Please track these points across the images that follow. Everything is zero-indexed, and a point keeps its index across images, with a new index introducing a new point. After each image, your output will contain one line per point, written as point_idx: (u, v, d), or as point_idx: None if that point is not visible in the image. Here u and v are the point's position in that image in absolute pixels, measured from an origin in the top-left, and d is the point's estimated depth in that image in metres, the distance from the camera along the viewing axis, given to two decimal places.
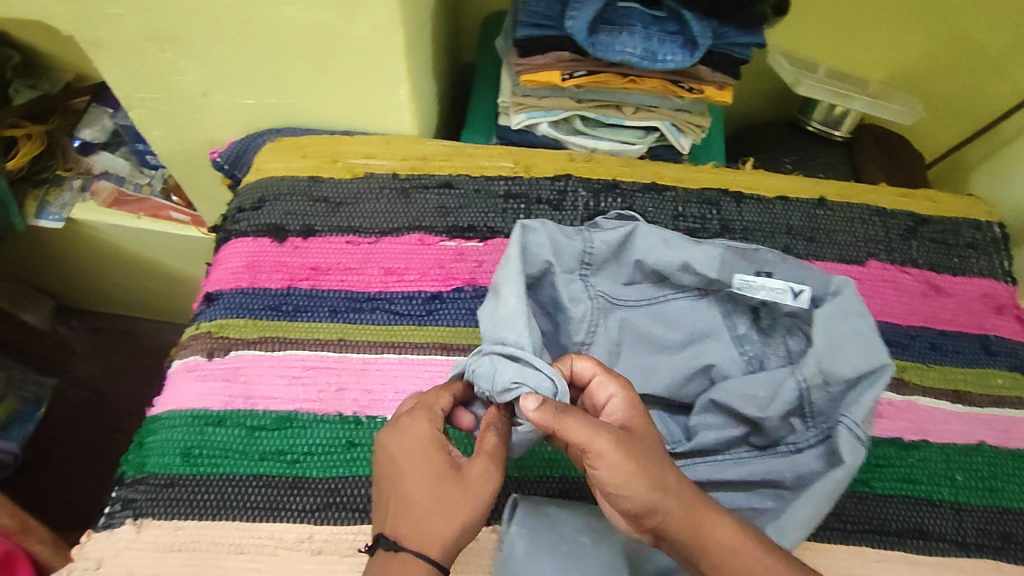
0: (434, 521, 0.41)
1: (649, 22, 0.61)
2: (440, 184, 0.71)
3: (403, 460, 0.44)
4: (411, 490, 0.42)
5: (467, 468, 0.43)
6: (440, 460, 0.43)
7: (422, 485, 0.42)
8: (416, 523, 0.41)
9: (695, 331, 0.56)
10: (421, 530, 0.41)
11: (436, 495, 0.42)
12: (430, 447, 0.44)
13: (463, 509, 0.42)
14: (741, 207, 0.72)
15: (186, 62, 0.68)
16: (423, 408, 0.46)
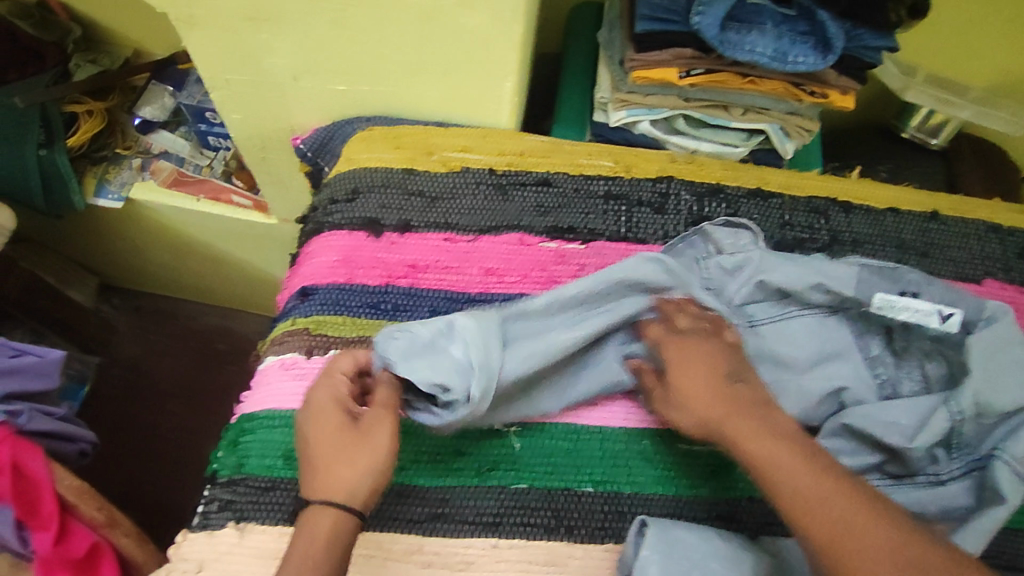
0: (342, 470, 0.46)
1: (780, 20, 0.58)
2: (538, 181, 0.67)
3: (317, 424, 0.49)
4: (321, 447, 0.48)
5: (363, 420, 0.48)
6: (339, 417, 0.49)
7: (324, 441, 0.48)
8: (322, 476, 0.46)
9: (826, 351, 0.55)
10: (329, 479, 0.46)
11: (339, 455, 0.47)
12: (325, 407, 0.49)
13: (369, 459, 0.47)
14: (850, 217, 0.68)
15: (280, 44, 0.64)
16: (325, 375, 0.51)
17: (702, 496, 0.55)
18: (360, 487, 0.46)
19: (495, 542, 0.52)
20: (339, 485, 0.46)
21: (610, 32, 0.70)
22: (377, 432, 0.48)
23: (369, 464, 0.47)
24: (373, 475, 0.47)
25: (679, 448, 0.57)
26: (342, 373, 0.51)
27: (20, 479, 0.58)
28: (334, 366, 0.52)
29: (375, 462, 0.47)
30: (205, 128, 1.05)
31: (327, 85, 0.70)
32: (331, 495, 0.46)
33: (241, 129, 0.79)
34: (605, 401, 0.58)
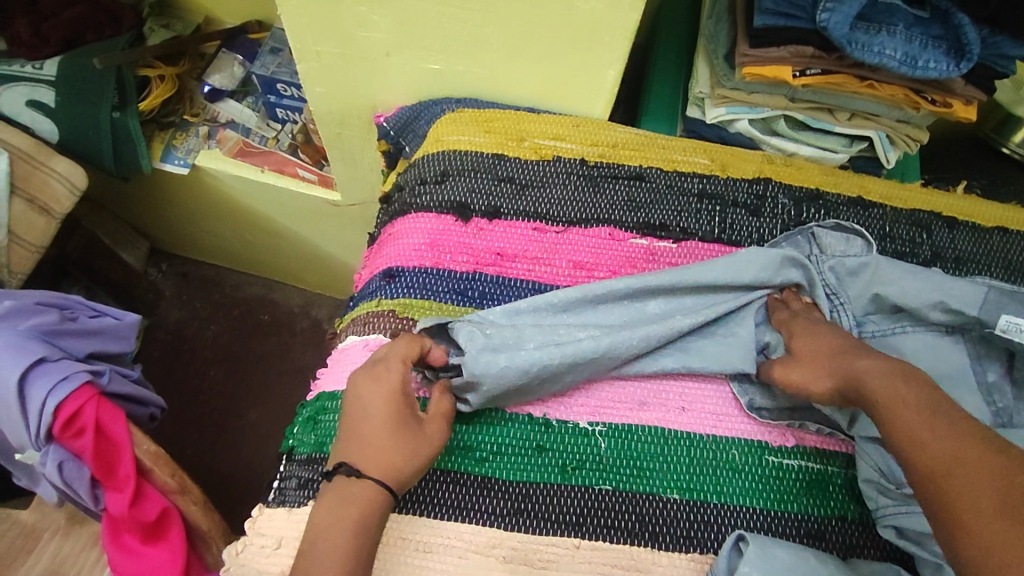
0: (390, 454, 0.48)
1: (912, 22, 0.55)
2: (631, 175, 0.65)
3: (371, 406, 0.50)
4: (373, 430, 0.49)
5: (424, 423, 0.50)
6: (398, 409, 0.50)
7: (380, 427, 0.49)
8: (368, 453, 0.48)
9: (935, 370, 0.54)
10: (381, 459, 0.48)
11: (394, 441, 0.49)
12: (386, 394, 0.50)
13: (417, 449, 0.49)
14: (955, 233, 0.64)
15: (380, 17, 0.63)
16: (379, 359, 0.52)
17: (794, 512, 0.52)
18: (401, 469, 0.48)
19: (578, 543, 0.50)
20: (379, 461, 0.48)
21: (716, 25, 0.68)
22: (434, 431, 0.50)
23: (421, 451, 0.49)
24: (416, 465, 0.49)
25: (769, 461, 0.54)
26: (397, 363, 0.51)
27: (104, 438, 0.59)
28: (399, 353, 0.52)
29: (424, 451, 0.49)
30: (274, 99, 1.04)
31: (420, 63, 0.68)
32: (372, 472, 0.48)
33: (322, 103, 0.77)
34: (694, 405, 0.56)
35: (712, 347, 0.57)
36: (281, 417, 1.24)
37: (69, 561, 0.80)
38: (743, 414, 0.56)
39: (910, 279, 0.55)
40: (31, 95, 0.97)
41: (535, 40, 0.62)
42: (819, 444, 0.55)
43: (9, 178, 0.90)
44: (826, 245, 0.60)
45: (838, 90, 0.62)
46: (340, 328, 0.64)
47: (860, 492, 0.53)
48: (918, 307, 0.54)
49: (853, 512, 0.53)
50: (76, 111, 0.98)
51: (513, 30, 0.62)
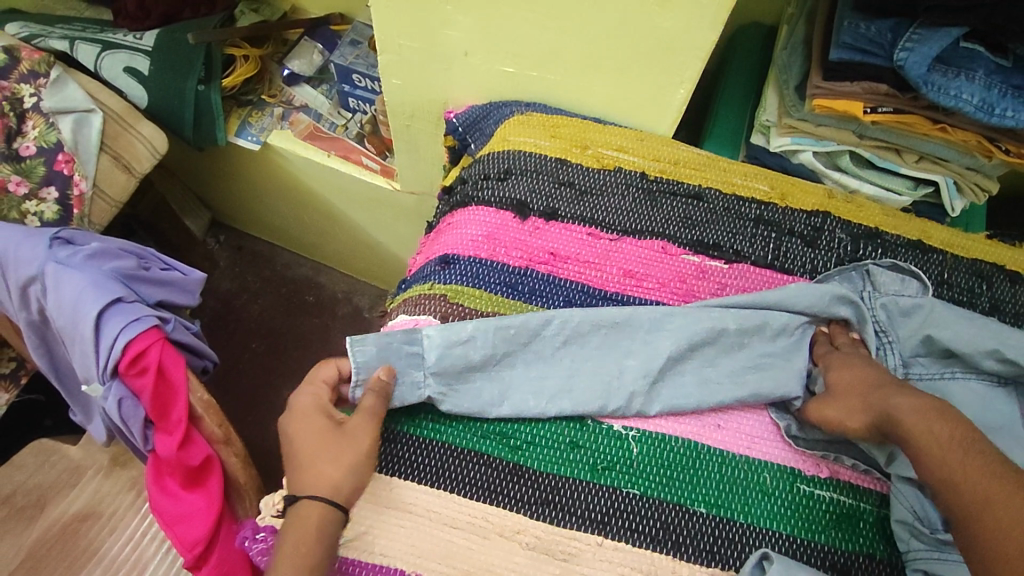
0: (323, 471, 0.51)
1: (993, 70, 0.55)
2: (689, 194, 0.66)
3: (305, 431, 0.53)
4: (308, 454, 0.52)
5: (347, 425, 0.53)
6: (322, 421, 0.54)
7: (311, 447, 0.52)
8: (309, 479, 0.51)
9: (985, 421, 0.53)
10: (314, 483, 0.50)
11: (323, 448, 0.52)
12: (307, 412, 0.54)
13: (346, 457, 0.51)
14: (1017, 289, 0.62)
15: (464, 17, 0.66)
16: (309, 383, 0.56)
17: (821, 543, 0.52)
18: (337, 481, 0.50)
19: (601, 541, 0.51)
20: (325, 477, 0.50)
21: (790, 55, 0.68)
22: (356, 434, 0.52)
23: (350, 462, 0.51)
24: (353, 475, 0.51)
25: (801, 489, 0.54)
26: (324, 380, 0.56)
27: (163, 380, 0.63)
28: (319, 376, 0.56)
29: (353, 454, 0.51)
30: (348, 89, 1.08)
31: (496, 65, 0.71)
32: (311, 489, 0.50)
33: (397, 94, 0.81)
34: (731, 424, 0.56)
35: (755, 372, 0.57)
36: None
37: (106, 501, 0.84)
38: (780, 440, 0.56)
39: (965, 325, 0.55)
40: (128, 62, 1.03)
41: (611, 52, 0.64)
42: (854, 480, 0.55)
43: (100, 136, 0.96)
44: (880, 283, 0.60)
45: (907, 131, 0.62)
46: (392, 308, 0.66)
47: (891, 533, 0.53)
48: (973, 353, 0.54)
49: (881, 553, 0.52)
50: (167, 80, 1.03)
51: (591, 41, 0.64)
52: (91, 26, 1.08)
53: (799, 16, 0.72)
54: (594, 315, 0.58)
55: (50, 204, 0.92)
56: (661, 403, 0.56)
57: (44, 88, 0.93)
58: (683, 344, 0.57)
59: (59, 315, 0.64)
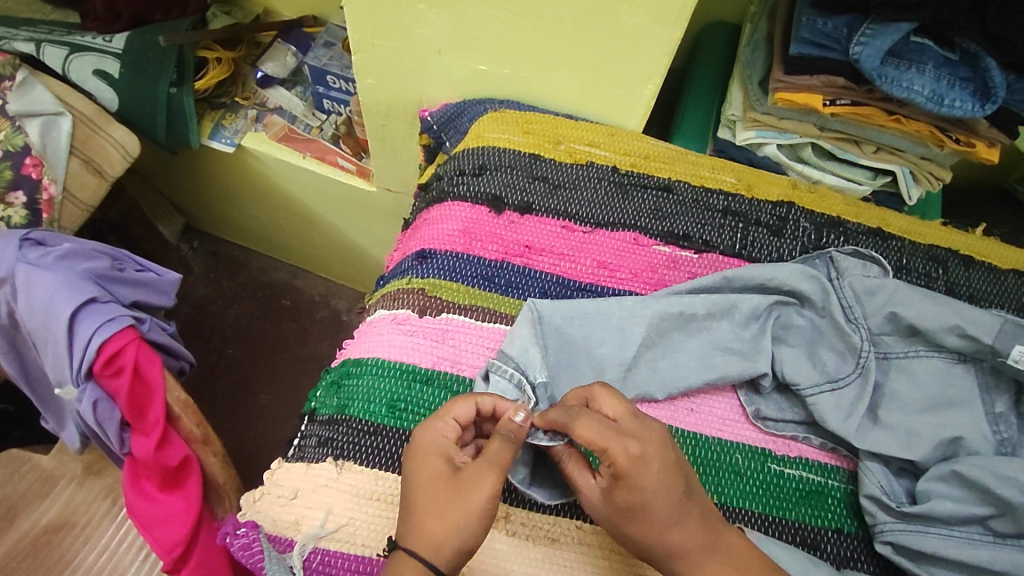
0: (434, 525, 0.45)
1: (942, 62, 0.57)
2: (659, 186, 0.68)
3: (414, 471, 0.47)
4: (418, 496, 0.46)
5: (466, 475, 0.46)
6: (440, 464, 0.47)
7: (422, 489, 0.46)
8: (416, 526, 0.45)
9: (944, 397, 0.55)
10: (419, 530, 0.45)
11: (435, 499, 0.46)
12: (430, 451, 0.47)
13: (463, 515, 0.45)
14: (971, 272, 0.65)
15: (437, 16, 0.67)
16: (434, 417, 0.49)
17: (792, 519, 0.54)
18: (442, 540, 0.44)
19: (579, 525, 0.52)
20: (428, 534, 0.44)
21: (753, 52, 0.71)
22: (477, 488, 0.45)
23: (462, 521, 0.45)
24: (462, 536, 0.45)
25: (772, 468, 0.56)
26: (453, 420, 0.49)
27: (140, 381, 0.63)
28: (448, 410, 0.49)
29: (470, 517, 0.45)
30: (322, 90, 1.09)
31: (469, 63, 0.72)
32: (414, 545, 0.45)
33: (371, 94, 0.81)
34: (702, 408, 0.58)
35: (722, 356, 0.59)
36: (291, 399, 1.27)
37: (81, 510, 0.83)
38: (750, 423, 0.58)
39: (927, 303, 0.57)
40: (98, 65, 1.02)
41: (581, 49, 0.66)
42: (821, 457, 0.57)
43: (70, 139, 0.95)
44: (843, 268, 0.61)
45: (865, 123, 0.65)
46: (370, 304, 0.67)
47: (859, 507, 0.55)
48: (934, 330, 0.56)
49: (850, 527, 0.54)
50: (138, 83, 1.02)
51: (562, 38, 0.65)
52: (58, 29, 1.07)
53: (761, 14, 0.75)
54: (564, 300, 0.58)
55: (17, 209, 0.90)
56: (634, 387, 0.57)
57: (10, 90, 0.92)
58: (651, 328, 0.58)
59: (32, 317, 0.63)
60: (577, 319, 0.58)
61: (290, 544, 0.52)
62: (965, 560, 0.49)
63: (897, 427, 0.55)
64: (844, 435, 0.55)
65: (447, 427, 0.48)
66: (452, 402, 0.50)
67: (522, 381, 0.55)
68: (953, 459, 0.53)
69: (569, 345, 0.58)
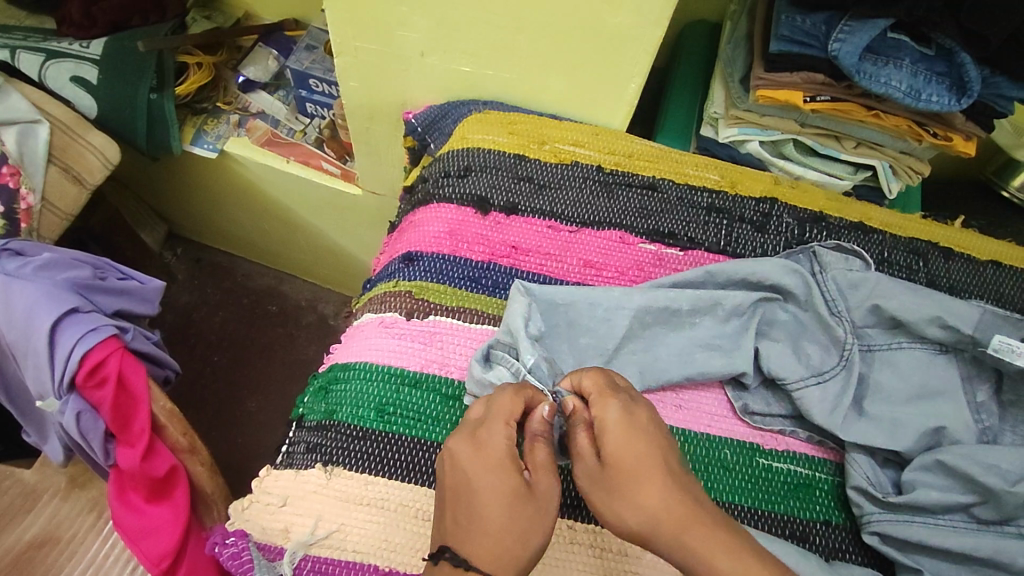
0: (511, 540, 0.42)
1: (918, 58, 0.58)
2: (644, 184, 0.68)
3: (479, 479, 0.44)
4: (487, 508, 0.43)
5: (535, 483, 0.45)
6: (511, 474, 0.45)
7: (497, 502, 0.43)
8: (488, 540, 0.42)
9: (927, 387, 0.56)
10: (492, 545, 0.42)
11: (510, 510, 0.43)
12: (501, 458, 0.45)
13: (538, 529, 0.43)
14: (951, 264, 0.66)
15: (419, 18, 0.67)
16: (497, 419, 0.47)
17: (780, 513, 0.54)
18: (519, 556, 0.42)
19: (571, 524, 0.52)
20: (504, 548, 0.42)
21: (734, 49, 0.71)
22: (547, 496, 0.45)
23: (536, 532, 0.43)
24: (536, 550, 0.43)
25: (760, 462, 0.56)
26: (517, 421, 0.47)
27: (124, 391, 0.62)
28: (503, 410, 0.48)
29: (544, 530, 0.43)
30: (305, 94, 1.08)
31: (452, 65, 0.72)
32: (490, 562, 0.41)
33: (354, 97, 0.81)
34: (690, 404, 0.58)
35: (706, 351, 0.59)
36: (280, 405, 1.26)
37: (65, 524, 0.81)
38: (737, 417, 0.58)
39: (909, 295, 0.58)
40: (74, 71, 1.01)
41: (564, 49, 0.66)
42: (808, 450, 0.57)
43: (48, 148, 0.93)
44: (826, 263, 0.61)
45: (845, 118, 0.65)
46: (357, 308, 0.67)
47: (846, 499, 0.55)
48: (916, 322, 0.57)
49: (838, 519, 0.55)
50: (117, 89, 1.01)
51: (544, 38, 0.65)
52: (33, 35, 1.05)
53: (741, 12, 0.75)
54: (549, 294, 0.58)
55: None
56: None
57: None
58: (634, 321, 0.59)
59: (12, 328, 0.62)
60: (561, 308, 0.58)
61: (280, 552, 0.51)
62: (951, 547, 0.50)
63: (882, 418, 0.55)
64: (830, 427, 0.55)
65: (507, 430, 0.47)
66: (501, 399, 0.48)
67: (522, 367, 0.54)
68: (936, 448, 0.54)
69: (552, 327, 0.59)
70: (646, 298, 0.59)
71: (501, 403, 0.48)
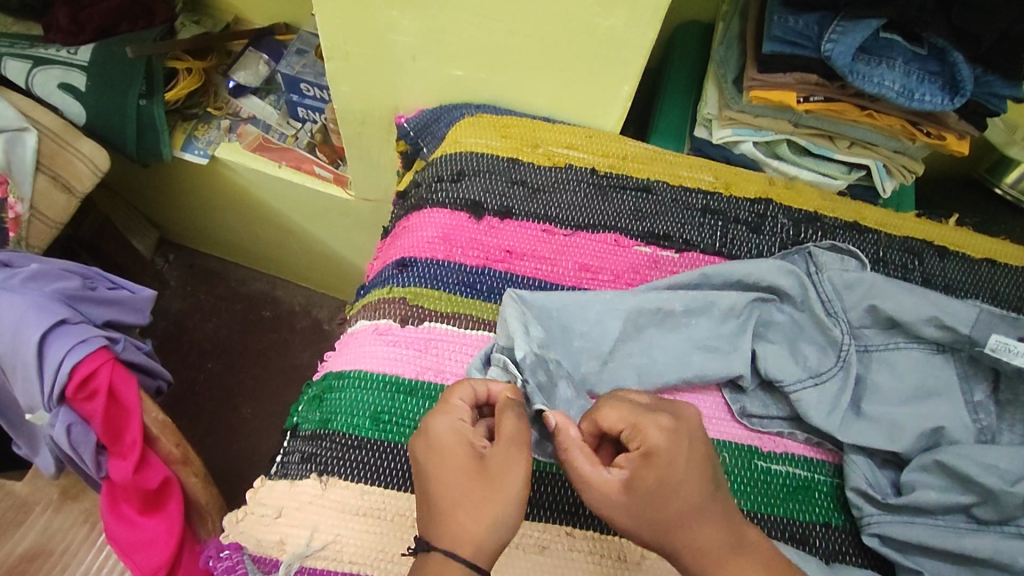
0: (468, 520, 0.42)
1: (911, 57, 0.58)
2: (638, 187, 0.68)
3: (431, 464, 0.44)
4: (441, 491, 0.43)
5: (490, 458, 0.44)
6: (463, 454, 0.44)
7: (449, 483, 0.43)
8: (447, 524, 0.42)
9: (925, 387, 0.56)
10: (452, 529, 0.42)
11: (465, 492, 0.43)
12: (449, 441, 0.45)
13: (497, 505, 0.43)
14: (946, 263, 0.65)
15: (410, 22, 0.66)
16: (440, 405, 0.47)
17: (779, 515, 0.54)
18: (484, 538, 0.42)
19: (571, 531, 0.52)
20: (466, 531, 0.42)
21: (727, 50, 0.71)
22: (506, 472, 0.44)
23: (500, 512, 0.42)
24: (500, 530, 0.42)
25: (758, 464, 0.56)
26: (461, 401, 0.47)
27: (115, 402, 0.61)
28: (450, 395, 0.47)
29: (503, 504, 0.43)
30: (296, 99, 1.07)
31: (444, 68, 0.71)
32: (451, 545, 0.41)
33: (346, 101, 0.80)
34: None
35: (701, 353, 0.59)
36: (274, 412, 1.25)
37: (58, 536, 0.80)
38: (735, 420, 0.58)
39: (905, 295, 0.57)
40: (62, 78, 1.00)
41: (556, 51, 0.66)
42: (806, 452, 0.57)
43: (35, 156, 0.92)
44: (822, 263, 0.61)
45: (838, 118, 0.65)
46: (350, 315, 0.66)
47: (846, 500, 0.55)
48: (913, 321, 0.56)
49: (837, 521, 0.54)
50: (104, 96, 1.00)
51: (536, 41, 0.65)
52: (19, 41, 1.04)
53: (733, 13, 0.75)
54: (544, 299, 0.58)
55: None
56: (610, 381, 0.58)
57: None
58: (629, 323, 0.58)
59: None
60: (553, 313, 0.58)
61: (275, 565, 0.50)
62: (952, 549, 0.50)
63: (880, 419, 0.55)
64: (828, 429, 0.55)
65: (457, 413, 0.46)
66: (452, 385, 0.48)
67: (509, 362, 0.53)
68: (935, 449, 0.54)
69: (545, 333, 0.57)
70: (642, 300, 0.59)
71: (448, 388, 0.48)
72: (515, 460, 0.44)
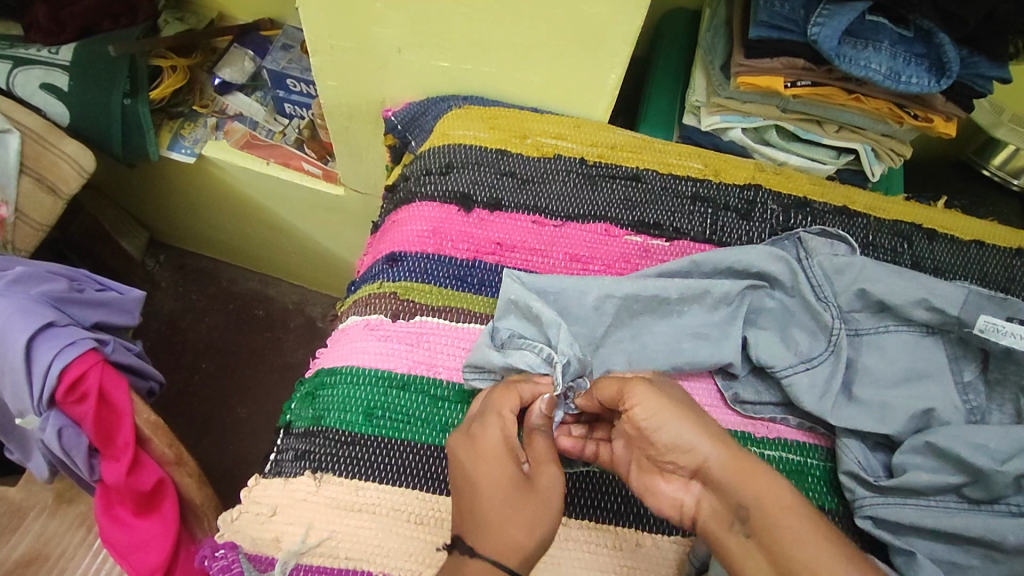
0: (516, 530, 0.42)
1: (897, 39, 0.58)
2: (628, 176, 0.68)
3: (480, 470, 0.45)
4: (488, 500, 0.44)
5: (535, 475, 0.46)
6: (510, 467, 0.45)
7: (497, 493, 0.44)
8: (492, 532, 0.42)
9: (916, 368, 0.56)
10: (500, 537, 0.42)
11: (512, 502, 0.44)
12: (495, 451, 0.46)
13: (543, 517, 0.43)
14: (934, 245, 0.66)
15: (394, 14, 0.65)
16: (492, 415, 0.48)
17: None
18: (527, 546, 0.42)
19: (565, 521, 0.52)
20: (514, 540, 0.42)
21: (713, 37, 0.71)
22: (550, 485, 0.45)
23: (542, 523, 0.43)
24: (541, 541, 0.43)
25: (752, 451, 0.56)
26: (511, 413, 0.48)
27: (105, 405, 0.61)
28: (499, 408, 0.48)
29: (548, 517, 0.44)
30: (283, 94, 1.06)
31: (430, 61, 0.71)
32: (497, 551, 0.41)
33: (332, 96, 0.80)
34: None
35: (694, 343, 0.58)
36: (269, 411, 1.24)
37: (54, 540, 0.80)
38: (727, 407, 0.58)
39: (895, 278, 0.58)
40: (44, 79, 0.98)
41: (542, 41, 0.65)
42: (799, 437, 0.57)
43: (19, 158, 0.91)
44: (812, 249, 0.61)
45: (826, 103, 0.65)
46: (342, 310, 0.66)
47: (839, 484, 0.55)
48: (903, 304, 0.57)
49: (831, 504, 0.55)
50: (87, 96, 0.99)
51: (522, 30, 0.64)
52: None
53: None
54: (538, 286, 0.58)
55: None
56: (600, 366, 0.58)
57: None
58: (622, 309, 0.58)
59: None
60: (552, 296, 0.58)
61: (271, 563, 0.50)
62: (944, 529, 0.50)
63: (871, 403, 0.55)
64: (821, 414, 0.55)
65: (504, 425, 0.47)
66: (499, 397, 0.49)
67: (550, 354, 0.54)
68: (925, 430, 0.54)
69: None
70: (636, 285, 0.58)
71: (497, 401, 0.49)
72: (555, 475, 0.46)
